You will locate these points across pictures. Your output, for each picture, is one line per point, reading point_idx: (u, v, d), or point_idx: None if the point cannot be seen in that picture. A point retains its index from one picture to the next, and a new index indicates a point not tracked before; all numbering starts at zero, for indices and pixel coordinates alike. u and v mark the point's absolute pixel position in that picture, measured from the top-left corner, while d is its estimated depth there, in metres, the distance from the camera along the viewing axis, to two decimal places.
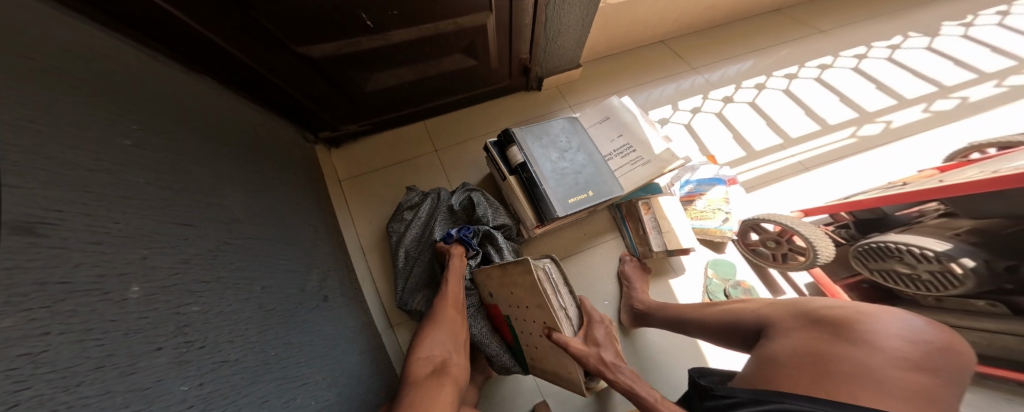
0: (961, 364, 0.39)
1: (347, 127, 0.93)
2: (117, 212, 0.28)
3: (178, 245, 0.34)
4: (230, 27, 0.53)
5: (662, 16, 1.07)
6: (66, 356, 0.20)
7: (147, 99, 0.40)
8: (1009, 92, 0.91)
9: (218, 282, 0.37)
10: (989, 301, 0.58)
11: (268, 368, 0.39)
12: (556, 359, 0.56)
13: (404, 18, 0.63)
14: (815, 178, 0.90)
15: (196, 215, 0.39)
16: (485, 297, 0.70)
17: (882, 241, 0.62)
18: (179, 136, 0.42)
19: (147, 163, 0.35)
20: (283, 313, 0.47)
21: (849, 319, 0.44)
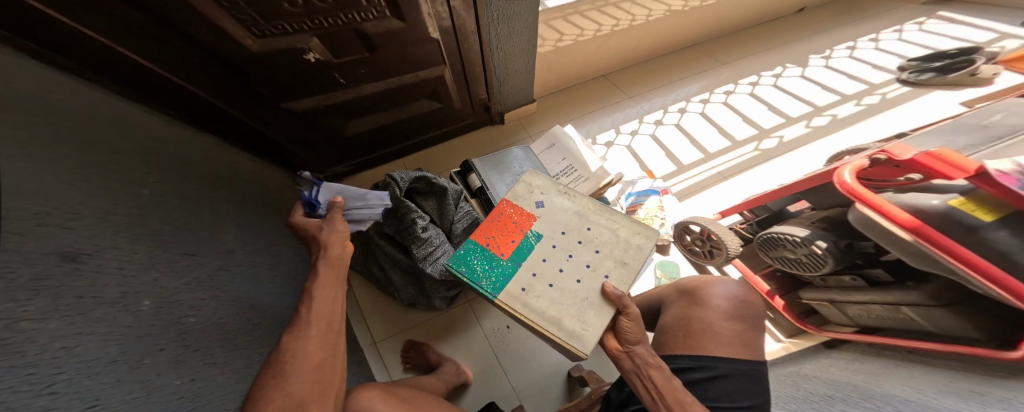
0: (755, 311, 0.54)
1: (331, 169, 1.03)
2: (135, 245, 0.37)
3: (180, 271, 0.43)
4: (226, 89, 0.64)
5: (596, 57, 1.29)
6: (91, 349, 0.28)
7: (164, 156, 0.51)
8: (867, 108, 1.18)
9: (211, 301, 0.46)
10: (852, 275, 0.69)
11: (248, 374, 0.46)
12: (564, 306, 0.44)
13: (372, 74, 0.76)
14: (731, 184, 1.10)
15: (196, 248, 0.48)
16: (524, 202, 0.55)
17: (770, 232, 0.79)
18: (180, 181, 0.51)
19: (159, 207, 0.45)
20: (263, 335, 0.53)
21: (698, 288, 0.57)
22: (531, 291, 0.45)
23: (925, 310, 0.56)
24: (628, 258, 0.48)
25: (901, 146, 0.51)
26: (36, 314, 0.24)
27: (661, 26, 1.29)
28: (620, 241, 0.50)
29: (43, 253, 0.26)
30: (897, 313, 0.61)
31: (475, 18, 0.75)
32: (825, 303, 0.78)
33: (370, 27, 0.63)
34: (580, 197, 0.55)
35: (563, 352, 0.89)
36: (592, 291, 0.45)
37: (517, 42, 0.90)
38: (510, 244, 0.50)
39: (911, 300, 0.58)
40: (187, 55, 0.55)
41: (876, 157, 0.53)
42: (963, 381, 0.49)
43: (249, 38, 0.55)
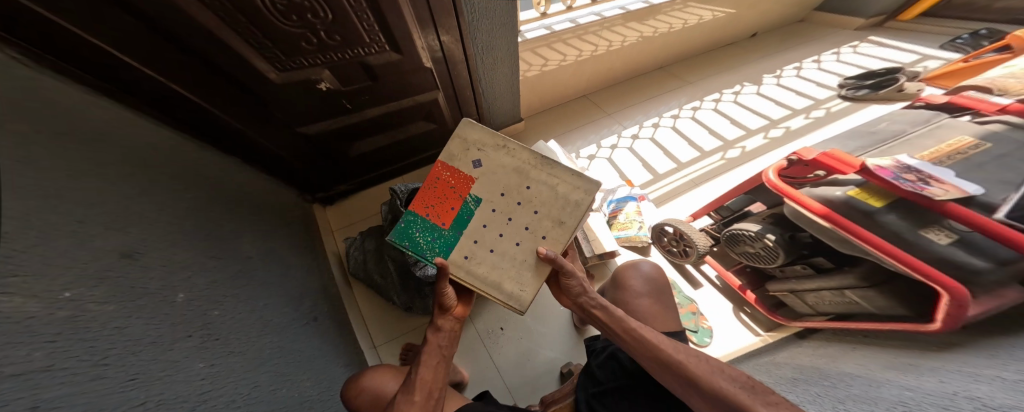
0: (664, 285, 0.70)
1: (337, 187, 1.11)
2: (171, 247, 0.45)
3: (208, 270, 0.49)
4: (249, 117, 0.72)
5: (575, 81, 1.44)
6: (136, 331, 0.34)
7: (186, 176, 0.58)
8: (815, 120, 1.33)
9: (232, 296, 0.51)
10: (801, 264, 0.77)
11: (262, 362, 0.50)
12: (504, 269, 0.50)
13: (375, 100, 0.86)
14: (701, 190, 1.21)
15: (220, 252, 0.55)
16: (461, 162, 0.53)
17: (732, 230, 0.88)
18: (203, 197, 0.59)
19: (189, 217, 0.52)
20: (278, 327, 0.59)
21: (624, 278, 0.72)
22: (473, 258, 0.51)
23: (863, 292, 0.63)
24: (564, 216, 0.50)
25: (808, 147, 0.62)
26: (98, 298, 0.31)
27: (632, 51, 1.44)
28: (558, 199, 0.51)
29: (102, 254, 0.34)
30: (842, 296, 0.68)
31: (463, 50, 0.86)
32: (787, 293, 0.85)
33: (372, 59, 0.73)
34: (518, 151, 0.52)
35: (554, 353, 0.93)
36: (529, 253, 0.50)
37: (501, 69, 1.02)
38: (449, 212, 0.52)
39: (850, 284, 0.65)
40: (216, 87, 0.63)
41: (789, 158, 0.62)
42: (905, 356, 0.57)
43: (273, 70, 0.64)
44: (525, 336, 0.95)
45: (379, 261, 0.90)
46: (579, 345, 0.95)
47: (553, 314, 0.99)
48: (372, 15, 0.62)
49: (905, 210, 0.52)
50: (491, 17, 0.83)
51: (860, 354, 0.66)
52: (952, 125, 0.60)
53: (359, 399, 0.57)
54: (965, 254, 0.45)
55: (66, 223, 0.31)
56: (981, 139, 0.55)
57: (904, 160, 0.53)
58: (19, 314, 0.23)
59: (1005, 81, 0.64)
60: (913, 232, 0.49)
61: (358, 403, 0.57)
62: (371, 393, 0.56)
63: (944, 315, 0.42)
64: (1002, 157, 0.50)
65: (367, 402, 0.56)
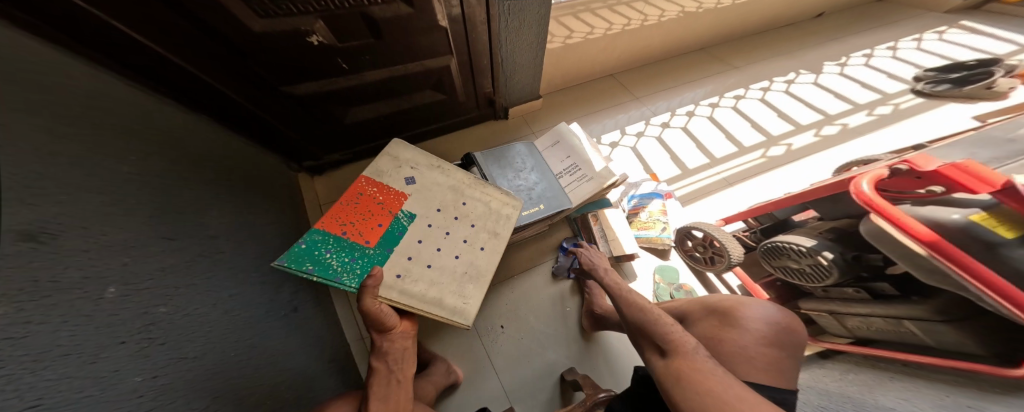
0: (795, 337, 0.52)
1: (328, 157, 1.00)
2: (125, 220, 0.36)
3: (163, 252, 0.40)
4: (224, 69, 0.62)
5: (606, 56, 1.27)
6: (44, 340, 0.23)
7: (149, 133, 0.48)
8: (878, 119, 1.16)
9: (189, 288, 0.42)
10: (855, 287, 0.65)
11: (223, 367, 0.42)
12: (443, 284, 0.54)
13: (375, 62, 0.73)
14: (736, 192, 1.08)
15: (184, 229, 0.46)
16: (395, 182, 0.64)
17: (775, 241, 0.76)
18: (171, 162, 0.49)
19: (149, 186, 0.42)
20: (247, 323, 0.51)
21: (733, 308, 0.56)
22: (407, 276, 0.53)
23: (930, 325, 0.53)
24: (497, 228, 0.63)
25: (925, 156, 0.49)
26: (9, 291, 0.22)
27: (673, 27, 1.26)
28: (489, 213, 0.65)
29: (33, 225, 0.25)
30: (899, 327, 0.58)
31: (485, 8, 0.73)
32: (824, 315, 0.74)
33: (377, 11, 0.61)
34: (450, 175, 0.68)
35: (557, 355, 0.87)
36: (467, 264, 0.58)
37: (524, 37, 0.87)
38: (374, 230, 0.57)
39: (915, 315, 0.54)
40: (184, 31, 0.51)
41: (897, 166, 0.49)
42: (962, 394, 0.45)
43: (254, 16, 0.52)
44: (526, 336, 0.89)
45: None
46: (583, 349, 0.88)
47: (558, 315, 0.92)
48: None
49: None
50: None
51: (901, 386, 0.54)
52: None
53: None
54: None
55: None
56: None
57: None
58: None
59: None
60: None
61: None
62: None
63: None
64: None
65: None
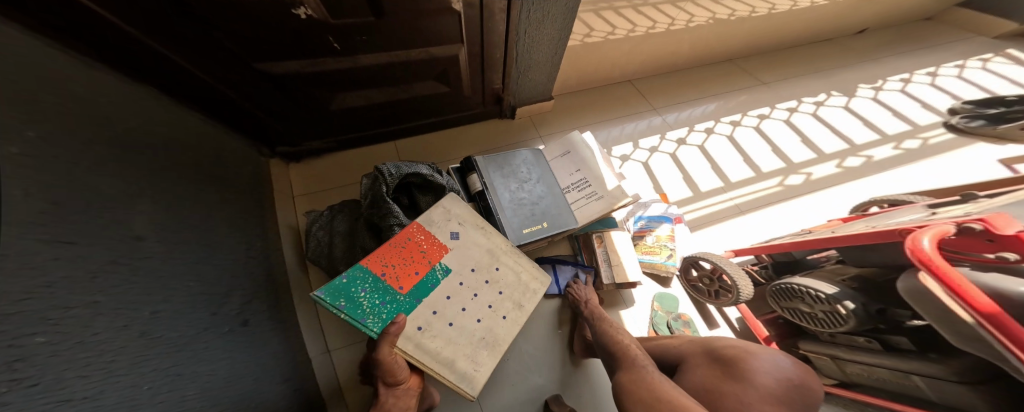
0: (812, 400, 0.44)
1: (307, 144, 0.92)
2: (59, 212, 0.28)
3: (93, 255, 0.31)
4: (192, 38, 0.52)
5: (629, 60, 1.18)
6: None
7: (93, 99, 0.39)
8: (905, 153, 1.09)
9: (116, 299, 0.33)
10: (867, 337, 0.62)
11: (150, 397, 0.33)
12: (459, 346, 0.47)
13: (373, 44, 0.64)
14: (749, 220, 1.01)
15: (122, 225, 0.37)
16: (439, 232, 0.56)
17: (789, 282, 0.70)
18: (119, 137, 0.41)
19: (88, 166, 0.34)
20: (189, 344, 0.43)
21: (740, 357, 0.48)
22: (427, 331, 0.47)
23: (945, 383, 0.51)
24: (524, 301, 0.54)
25: (1003, 214, 0.41)
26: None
27: (705, 33, 1.17)
28: (521, 285, 0.55)
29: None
30: (906, 379, 0.56)
31: None
32: (825, 357, 0.72)
33: None
34: (495, 236, 0.58)
35: (542, 378, 0.81)
36: (488, 331, 0.50)
37: (545, 32, 0.79)
38: (410, 277, 0.50)
39: (931, 372, 0.52)
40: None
41: (970, 224, 0.41)
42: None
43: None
44: (514, 358, 0.82)
45: (348, 250, 0.74)
46: (569, 377, 0.82)
47: (548, 337, 0.86)
48: None
49: None
50: None
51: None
52: None
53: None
54: None
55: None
56: None
57: None
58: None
59: None
60: None
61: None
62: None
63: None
64: None
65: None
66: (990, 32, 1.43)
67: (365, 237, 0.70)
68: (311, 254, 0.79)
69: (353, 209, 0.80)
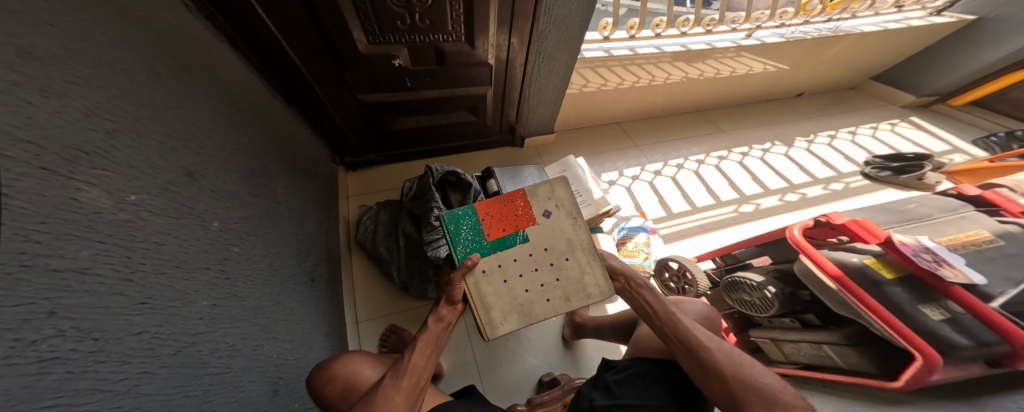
0: (715, 329, 0.65)
1: (366, 156, 1.14)
2: (207, 166, 0.43)
3: (237, 202, 0.49)
4: (318, 74, 0.76)
5: (616, 107, 1.50)
6: (169, 251, 0.33)
7: (240, 105, 0.58)
8: (832, 192, 1.38)
9: (255, 237, 0.52)
10: (791, 318, 0.75)
11: (257, 312, 0.48)
12: (502, 300, 0.54)
13: (433, 83, 0.91)
14: (711, 236, 1.24)
15: (255, 188, 0.55)
16: (536, 206, 0.60)
17: (735, 276, 0.89)
18: (254, 131, 0.60)
19: (237, 148, 0.52)
20: (281, 280, 0.58)
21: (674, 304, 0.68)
22: (486, 275, 0.55)
23: (840, 348, 0.62)
24: (574, 298, 0.55)
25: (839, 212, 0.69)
26: (154, 208, 0.32)
27: (676, 90, 1.50)
28: (579, 282, 0.56)
29: (170, 168, 0.36)
30: (820, 350, 0.67)
31: (526, 55, 0.92)
32: (768, 341, 0.82)
33: (448, 46, 0.79)
34: (584, 231, 0.59)
35: (539, 361, 0.95)
36: (529, 301, 0.55)
37: (551, 79, 1.08)
38: (499, 231, 0.58)
39: (831, 339, 0.64)
40: (310, 42, 0.67)
41: (820, 218, 0.70)
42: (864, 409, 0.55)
43: (364, 42, 0.69)
44: (515, 339, 0.97)
45: (389, 235, 0.95)
46: (565, 358, 0.96)
47: (545, 322, 1.02)
48: (463, 6, 0.69)
49: (912, 286, 0.54)
50: (562, 29, 0.90)
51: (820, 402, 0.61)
52: (976, 217, 0.63)
53: (326, 388, 0.53)
54: (950, 330, 0.47)
55: (161, 130, 0.36)
56: (997, 236, 0.58)
57: (925, 242, 0.58)
58: (86, 208, 0.25)
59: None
60: (912, 306, 0.51)
61: (327, 392, 0.52)
62: (345, 379, 0.53)
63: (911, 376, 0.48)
64: (1013, 255, 0.53)
65: (337, 391, 0.52)
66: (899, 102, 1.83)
67: (406, 225, 0.89)
68: (358, 239, 0.99)
69: (395, 205, 1.00)
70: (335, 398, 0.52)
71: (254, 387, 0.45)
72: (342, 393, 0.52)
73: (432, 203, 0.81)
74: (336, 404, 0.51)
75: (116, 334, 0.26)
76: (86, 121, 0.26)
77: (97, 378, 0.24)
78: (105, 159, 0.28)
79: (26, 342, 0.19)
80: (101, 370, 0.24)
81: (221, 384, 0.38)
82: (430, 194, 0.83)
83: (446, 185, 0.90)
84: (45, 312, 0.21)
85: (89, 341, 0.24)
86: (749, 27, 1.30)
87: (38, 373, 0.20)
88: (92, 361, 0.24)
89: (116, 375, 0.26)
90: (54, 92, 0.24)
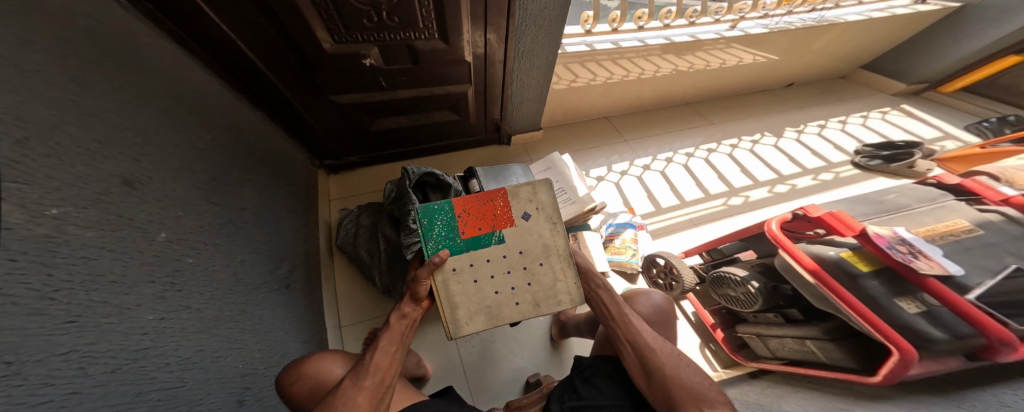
0: (672, 324, 0.65)
1: (348, 158, 1.13)
2: (152, 175, 0.41)
3: (190, 210, 0.47)
4: (283, 73, 0.74)
5: (603, 102, 1.48)
6: (103, 266, 0.32)
7: (196, 110, 0.56)
8: (822, 182, 1.37)
9: (213, 245, 0.50)
10: (774, 312, 0.74)
11: (217, 323, 0.47)
12: (470, 300, 0.53)
13: (409, 82, 0.89)
14: (699, 230, 1.23)
15: (216, 195, 0.54)
16: (515, 207, 0.57)
17: (719, 271, 0.86)
18: (213, 136, 0.59)
19: (191, 155, 0.51)
20: (247, 289, 0.56)
21: (633, 297, 0.69)
22: (456, 274, 0.54)
23: (822, 343, 0.60)
24: (544, 304, 0.55)
25: (815, 204, 0.66)
26: (84, 221, 0.31)
27: (664, 83, 1.48)
28: (550, 288, 0.55)
29: (106, 177, 0.34)
30: (803, 345, 0.66)
31: (503, 51, 0.90)
32: (753, 337, 0.80)
33: (420, 44, 0.77)
34: (562, 239, 0.57)
35: (525, 361, 0.94)
36: (498, 302, 0.54)
37: (533, 76, 1.06)
38: (473, 230, 0.56)
39: (812, 334, 0.62)
40: (273, 43, 0.66)
41: (796, 211, 0.67)
42: (838, 401, 0.54)
43: (329, 41, 0.68)
44: (500, 339, 0.97)
45: (371, 238, 0.93)
46: (550, 357, 0.96)
47: (531, 322, 1.01)
48: (431, 2, 0.67)
49: (887, 279, 0.54)
50: (539, 23, 0.88)
51: (801, 396, 0.60)
52: (956, 207, 0.62)
53: (295, 387, 0.52)
54: (926, 323, 0.47)
55: (98, 140, 0.35)
56: (977, 225, 0.57)
57: (902, 233, 0.56)
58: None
59: (1011, 172, 0.67)
60: (889, 300, 0.51)
61: (295, 390, 0.52)
62: (315, 378, 0.53)
63: (887, 370, 0.45)
64: (991, 244, 0.53)
65: (305, 390, 0.52)
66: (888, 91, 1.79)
67: (386, 228, 0.88)
68: (340, 242, 0.98)
69: (376, 208, 0.99)
70: (303, 398, 0.51)
71: (216, 398, 0.43)
72: (310, 392, 0.51)
73: (409, 205, 0.80)
74: (304, 403, 0.51)
75: (35, 356, 0.24)
76: None
77: (9, 403, 0.22)
78: (16, 170, 0.25)
79: None
80: (16, 395, 0.22)
81: (175, 398, 0.37)
82: (407, 196, 0.82)
83: (426, 187, 0.88)
84: None
85: (2, 365, 0.22)
86: (733, 19, 1.29)
87: None
88: (5, 385, 0.22)
89: (39, 398, 0.24)
90: None
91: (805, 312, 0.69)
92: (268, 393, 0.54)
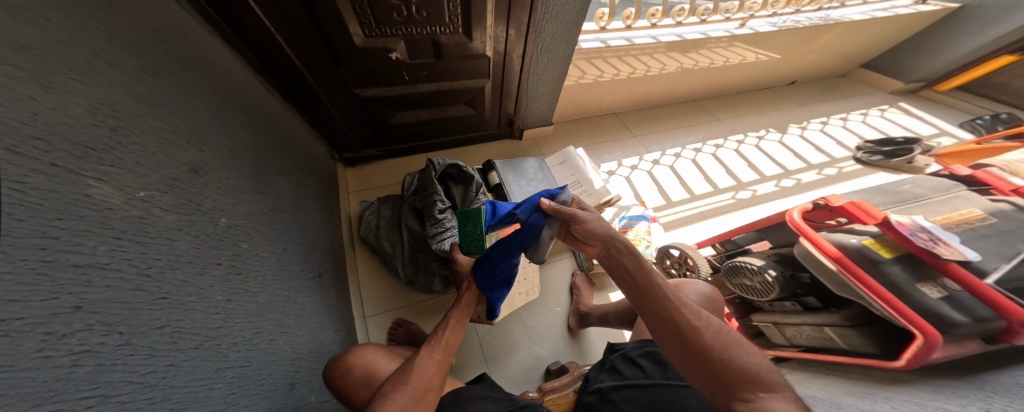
0: (721, 311, 0.67)
1: (365, 151, 1.13)
2: (208, 166, 0.42)
3: (239, 201, 0.48)
4: (309, 67, 0.74)
5: (613, 97, 1.49)
6: (181, 247, 0.34)
7: (235, 102, 0.57)
8: (825, 177, 1.41)
9: (259, 234, 0.51)
10: (792, 301, 0.77)
11: (269, 307, 0.48)
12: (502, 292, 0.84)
13: (430, 76, 0.89)
14: (710, 223, 1.26)
15: (257, 186, 0.55)
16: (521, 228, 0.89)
17: (734, 261, 0.88)
18: (250, 128, 0.59)
19: (235, 147, 0.51)
20: (289, 276, 0.58)
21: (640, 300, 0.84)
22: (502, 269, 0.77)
23: (841, 329, 0.64)
24: (531, 292, 0.94)
25: (836, 195, 0.69)
26: (163, 204, 0.33)
27: (672, 78, 1.49)
28: (533, 281, 0.96)
29: (176, 164, 0.36)
30: (821, 332, 0.69)
31: (523, 46, 0.91)
32: (769, 325, 0.84)
33: (444, 39, 0.77)
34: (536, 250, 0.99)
35: (544, 351, 0.96)
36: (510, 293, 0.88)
37: (548, 71, 1.07)
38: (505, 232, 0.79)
39: (833, 321, 0.66)
40: (305, 37, 0.66)
41: (818, 201, 0.71)
42: (861, 385, 0.56)
43: (359, 35, 0.68)
44: (520, 330, 0.98)
45: (393, 230, 0.95)
46: (571, 346, 0.98)
47: (549, 313, 1.03)
48: None
49: (908, 263, 0.57)
50: (559, 20, 0.89)
51: (822, 380, 0.64)
52: (968, 197, 0.66)
53: (345, 378, 0.52)
54: (948, 307, 0.50)
55: (162, 131, 0.36)
56: (990, 214, 0.61)
57: (921, 222, 0.59)
58: (86, 202, 0.24)
59: (1017, 165, 0.71)
60: (912, 285, 0.54)
61: (345, 383, 0.51)
62: (362, 370, 0.52)
63: (912, 353, 0.48)
64: (1005, 232, 0.57)
65: (355, 381, 0.51)
66: (885, 88, 1.84)
67: (410, 219, 0.90)
68: (361, 234, 0.98)
69: (397, 200, 1.01)
70: (353, 389, 0.51)
71: (273, 383, 0.45)
72: (362, 382, 0.51)
73: (434, 196, 0.82)
74: (359, 394, 0.49)
75: (140, 328, 0.27)
76: (89, 117, 0.27)
77: (127, 371, 0.25)
78: (112, 155, 0.28)
79: (58, 334, 0.20)
80: (131, 363, 0.25)
81: (242, 377, 0.38)
82: (433, 187, 0.83)
83: (449, 178, 0.89)
84: (71, 306, 0.22)
85: (117, 335, 0.25)
86: (743, 17, 1.30)
87: (73, 364, 0.21)
88: (121, 354, 0.24)
89: (147, 367, 0.27)
90: (55, 88, 0.24)
91: (822, 299, 0.73)
92: (313, 380, 0.56)
